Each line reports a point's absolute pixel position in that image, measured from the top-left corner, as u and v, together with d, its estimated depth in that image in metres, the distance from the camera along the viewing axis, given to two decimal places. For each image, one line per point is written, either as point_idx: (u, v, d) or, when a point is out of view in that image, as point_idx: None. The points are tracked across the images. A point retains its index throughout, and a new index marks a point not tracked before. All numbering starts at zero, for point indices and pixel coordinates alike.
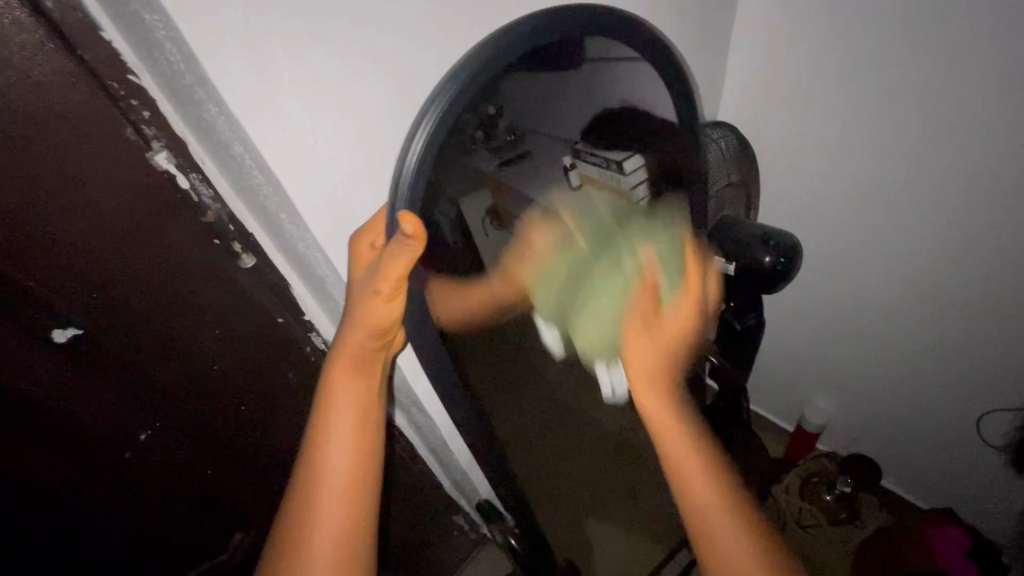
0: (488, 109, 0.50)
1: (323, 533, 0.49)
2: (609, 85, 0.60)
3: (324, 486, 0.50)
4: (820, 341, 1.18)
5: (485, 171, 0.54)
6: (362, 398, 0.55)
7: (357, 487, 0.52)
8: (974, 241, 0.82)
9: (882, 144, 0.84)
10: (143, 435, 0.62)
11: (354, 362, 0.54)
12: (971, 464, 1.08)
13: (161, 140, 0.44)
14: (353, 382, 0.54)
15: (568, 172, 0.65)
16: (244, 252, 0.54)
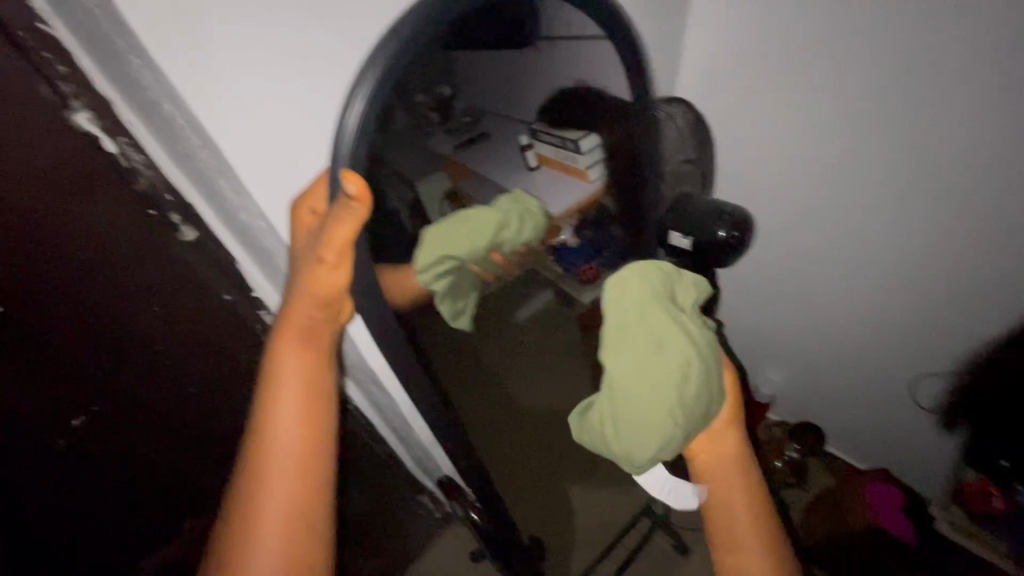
0: (444, 87, 0.60)
1: (274, 515, 0.49)
2: (557, 67, 0.74)
3: (271, 479, 0.49)
4: (769, 315, 1.23)
5: (445, 149, 0.67)
6: (309, 371, 0.53)
7: (308, 477, 0.51)
8: (906, 213, 0.86)
9: (826, 122, 0.88)
10: (77, 421, 0.58)
11: (300, 335, 0.52)
12: (903, 427, 1.15)
13: (80, 98, 0.41)
14: (297, 368, 0.52)
15: (525, 152, 0.82)
16: (183, 224, 0.51)
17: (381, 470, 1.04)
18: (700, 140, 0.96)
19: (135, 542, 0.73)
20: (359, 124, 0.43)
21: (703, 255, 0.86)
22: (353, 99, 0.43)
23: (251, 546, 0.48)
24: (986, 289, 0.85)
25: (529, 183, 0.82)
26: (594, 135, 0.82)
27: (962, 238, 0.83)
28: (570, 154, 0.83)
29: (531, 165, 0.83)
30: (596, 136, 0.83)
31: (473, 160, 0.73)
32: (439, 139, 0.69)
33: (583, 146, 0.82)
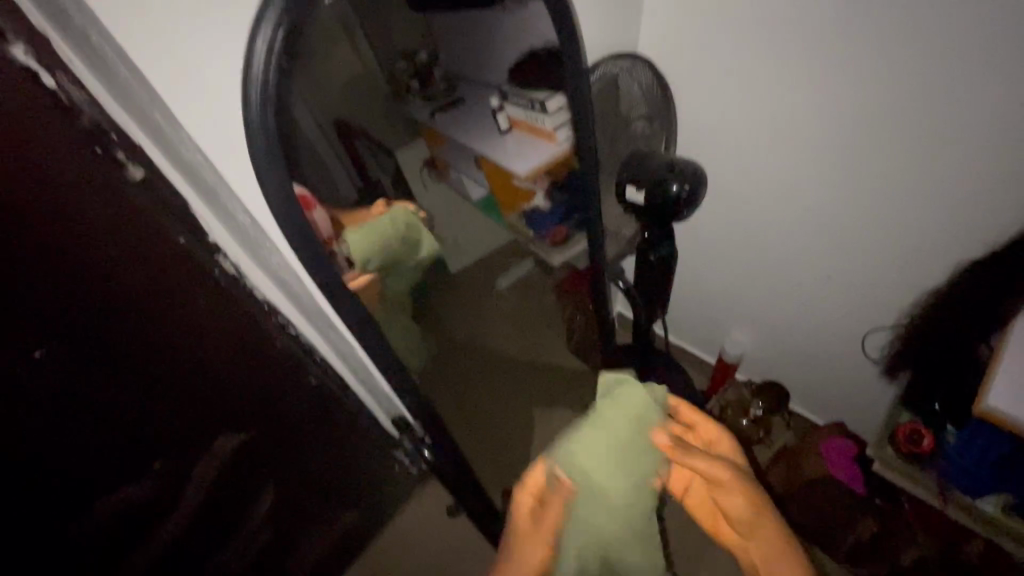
0: (421, 57, 0.72)
1: None
2: (518, 27, 0.80)
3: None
4: (734, 276, 1.26)
5: (421, 118, 0.77)
6: None
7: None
8: (858, 166, 0.88)
9: (776, 75, 0.90)
10: (40, 351, 0.52)
11: None
12: (858, 382, 1.19)
13: (16, 34, 0.42)
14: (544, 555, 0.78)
15: (496, 115, 0.92)
16: (130, 162, 0.54)
17: (352, 424, 1.07)
18: (659, 100, 0.98)
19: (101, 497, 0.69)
20: (266, 50, 0.47)
21: (656, 206, 0.88)
22: (262, 21, 0.46)
23: None
24: (933, 240, 0.87)
25: (501, 147, 0.93)
26: (560, 96, 0.88)
27: (910, 190, 0.85)
28: (536, 115, 0.90)
29: (501, 128, 0.93)
30: (562, 98, 0.89)
31: (447, 125, 0.83)
32: (417, 105, 0.75)
33: (549, 106, 0.89)
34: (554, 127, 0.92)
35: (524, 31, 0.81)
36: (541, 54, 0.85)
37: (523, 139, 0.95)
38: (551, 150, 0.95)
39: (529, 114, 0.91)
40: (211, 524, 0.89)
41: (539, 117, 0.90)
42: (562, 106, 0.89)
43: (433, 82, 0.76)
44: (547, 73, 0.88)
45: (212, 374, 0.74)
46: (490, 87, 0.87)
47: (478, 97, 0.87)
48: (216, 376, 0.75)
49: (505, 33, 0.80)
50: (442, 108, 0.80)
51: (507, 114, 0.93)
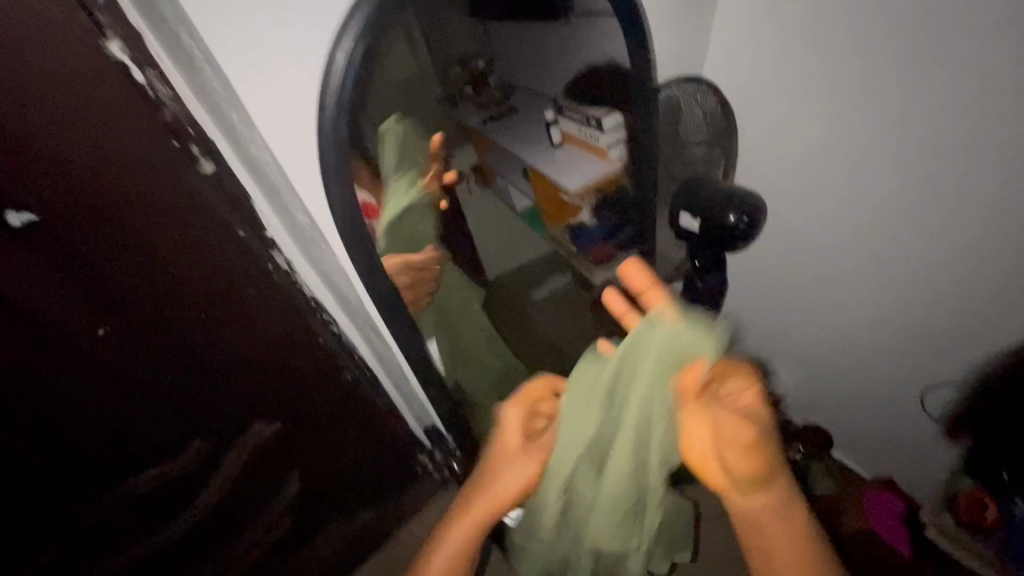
0: (479, 64, 0.71)
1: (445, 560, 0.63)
2: (589, 41, 0.78)
3: (438, 546, 0.64)
4: (783, 310, 1.20)
5: (473, 125, 0.77)
6: (524, 479, 0.62)
7: (451, 553, 0.63)
8: (936, 216, 0.81)
9: (851, 112, 0.85)
10: (102, 330, 0.60)
11: (512, 463, 0.62)
12: (908, 439, 1.10)
13: (114, 30, 0.45)
14: (471, 529, 0.63)
15: (550, 127, 0.90)
16: (202, 157, 0.56)
17: (380, 424, 1.07)
18: (721, 123, 0.94)
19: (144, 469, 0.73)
20: (346, 61, 0.49)
21: (713, 235, 0.85)
22: (344, 35, 0.48)
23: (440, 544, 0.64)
24: (1012, 303, 0.79)
25: (550, 159, 0.91)
26: (617, 114, 0.86)
27: (989, 248, 0.78)
28: (591, 132, 0.87)
29: (555, 141, 0.91)
30: (619, 116, 0.86)
31: (501, 134, 0.84)
32: (471, 111, 0.76)
33: (606, 123, 0.86)
34: (609, 145, 0.89)
35: (586, 46, 0.79)
36: (606, 75, 0.84)
37: (575, 154, 0.92)
38: (603, 167, 0.92)
39: (582, 129, 0.88)
40: (240, 503, 0.92)
41: (594, 133, 0.87)
42: (619, 124, 0.87)
43: (487, 93, 0.76)
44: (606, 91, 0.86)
45: (253, 361, 0.77)
46: (546, 98, 0.86)
47: (533, 109, 0.86)
48: (257, 365, 0.78)
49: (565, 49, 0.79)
50: (496, 116, 0.80)
51: (562, 127, 0.90)
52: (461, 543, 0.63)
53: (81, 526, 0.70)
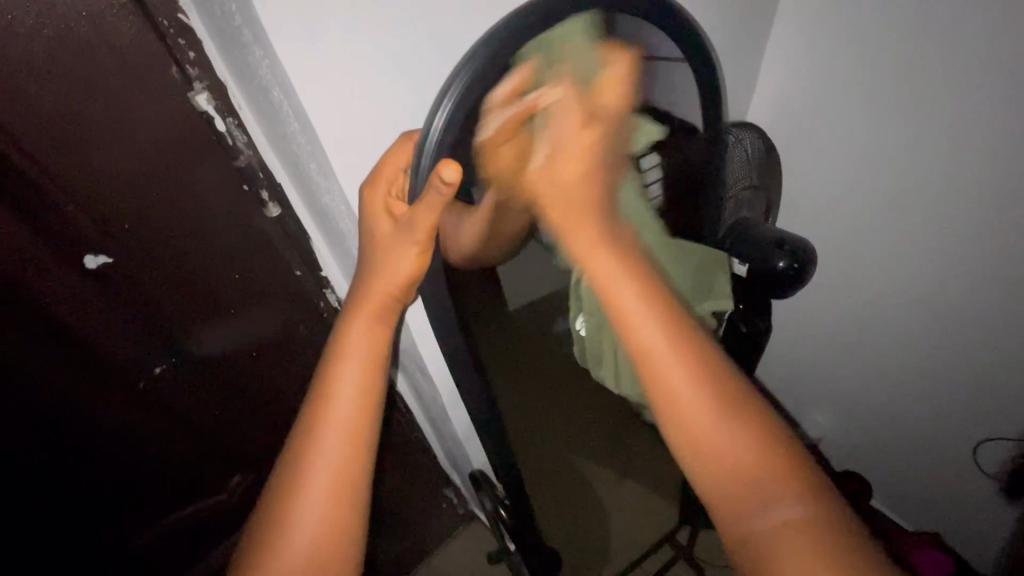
0: None
1: (336, 432, 0.45)
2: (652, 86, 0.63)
3: (341, 379, 0.46)
4: (822, 355, 1.14)
5: None
6: (372, 358, 0.47)
7: (356, 435, 0.45)
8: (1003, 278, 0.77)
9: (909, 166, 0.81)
10: (161, 366, 0.64)
11: (370, 315, 0.46)
12: (961, 489, 1.05)
13: (203, 81, 0.46)
14: (364, 369, 0.46)
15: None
16: (271, 201, 0.56)
17: (409, 458, 1.05)
18: (764, 165, 0.89)
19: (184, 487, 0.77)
20: (445, 126, 0.38)
21: (766, 282, 0.80)
22: (444, 95, 0.37)
23: (328, 398, 0.45)
24: None
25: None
26: None
27: None
28: None
29: None
30: None
31: None
32: None
33: None
34: None
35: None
36: None
37: None
38: None
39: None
40: None
41: None
42: None
43: None
44: None
45: (293, 398, 0.77)
46: None
47: None
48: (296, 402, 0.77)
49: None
50: None
51: None
52: (362, 374, 0.46)
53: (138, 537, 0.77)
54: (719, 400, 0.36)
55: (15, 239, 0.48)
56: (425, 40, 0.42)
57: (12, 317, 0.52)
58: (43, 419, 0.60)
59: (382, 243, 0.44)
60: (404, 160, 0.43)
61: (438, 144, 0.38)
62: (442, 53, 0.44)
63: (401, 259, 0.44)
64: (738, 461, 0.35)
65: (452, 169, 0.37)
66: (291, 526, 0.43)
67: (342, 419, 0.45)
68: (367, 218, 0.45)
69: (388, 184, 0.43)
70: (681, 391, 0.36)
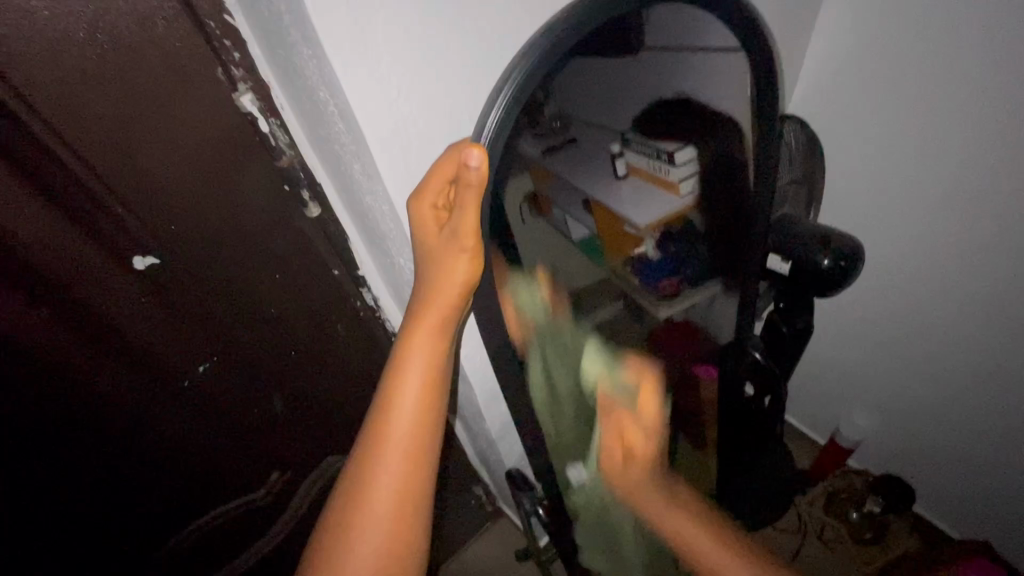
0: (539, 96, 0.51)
1: (396, 447, 0.45)
2: (669, 77, 0.65)
3: (402, 392, 0.46)
4: (864, 356, 1.10)
5: (530, 157, 0.55)
6: (430, 373, 0.47)
7: (418, 449, 0.46)
8: None
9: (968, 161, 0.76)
10: (202, 366, 0.65)
11: (432, 328, 0.46)
12: (1014, 500, 0.99)
13: (247, 82, 0.46)
14: (424, 382, 0.46)
15: (615, 162, 0.73)
16: (311, 201, 0.56)
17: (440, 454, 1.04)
18: (808, 161, 0.85)
19: (224, 483, 0.78)
20: (499, 121, 0.38)
21: (809, 279, 0.77)
22: (492, 99, 0.37)
23: (391, 415, 0.45)
24: None
25: (614, 193, 0.74)
26: (691, 148, 0.71)
27: None
28: (663, 167, 0.72)
29: (619, 174, 0.75)
30: (693, 149, 0.71)
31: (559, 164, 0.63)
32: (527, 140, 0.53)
33: (679, 158, 0.71)
34: (681, 179, 0.73)
35: (652, 74, 0.64)
36: (692, 108, 0.70)
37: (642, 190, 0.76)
38: (672, 203, 0.76)
39: (650, 163, 0.73)
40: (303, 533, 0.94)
41: (664, 167, 0.72)
42: (693, 158, 0.72)
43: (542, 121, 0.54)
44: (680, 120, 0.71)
45: (327, 395, 0.77)
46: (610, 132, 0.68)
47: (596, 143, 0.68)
48: (330, 399, 0.78)
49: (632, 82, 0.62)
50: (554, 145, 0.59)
51: (627, 160, 0.74)
52: (423, 388, 0.46)
53: (180, 533, 0.79)
54: None
55: (66, 243, 0.49)
56: (469, 35, 0.41)
57: (65, 317, 0.54)
58: (91, 417, 0.61)
59: (433, 251, 0.44)
60: (451, 173, 0.40)
61: (495, 132, 0.38)
62: (485, 47, 0.42)
63: (452, 269, 0.43)
64: None
65: (477, 152, 0.36)
66: (355, 537, 0.43)
67: (404, 435, 0.45)
68: (416, 230, 0.44)
69: (430, 197, 0.41)
70: None
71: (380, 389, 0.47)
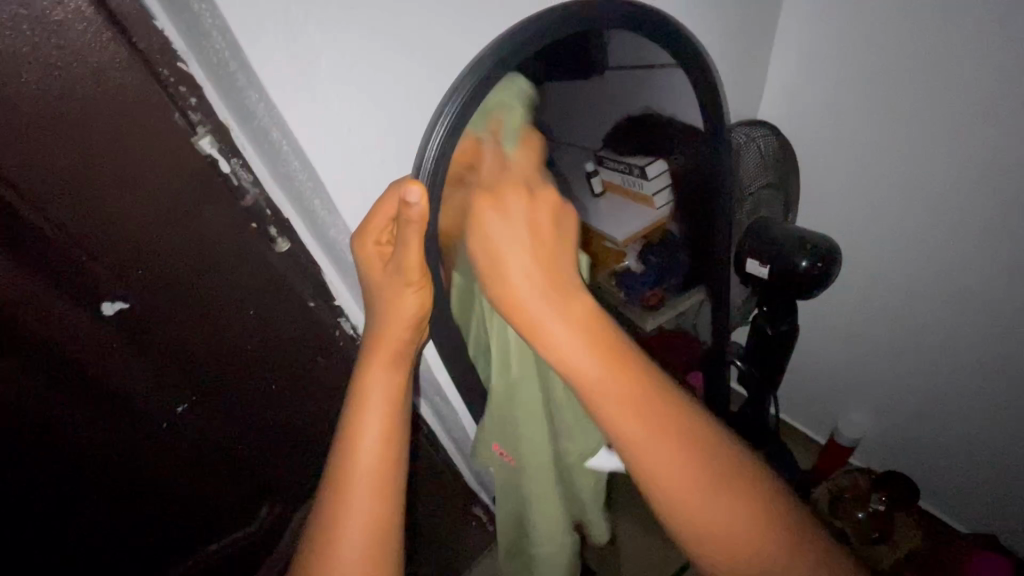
0: (513, 119, 0.50)
1: (362, 485, 0.45)
2: (641, 94, 0.63)
3: (364, 428, 0.47)
4: (854, 353, 1.10)
5: None
6: (391, 402, 0.48)
7: (385, 487, 0.46)
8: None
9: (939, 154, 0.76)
10: (180, 407, 0.65)
11: (387, 358, 0.49)
12: (1013, 486, 0.99)
13: (205, 125, 0.46)
14: (387, 413, 0.48)
15: (591, 178, 0.70)
16: (279, 236, 0.56)
17: (433, 481, 1.03)
18: (782, 167, 0.85)
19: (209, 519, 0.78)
20: (439, 154, 0.43)
21: (786, 284, 0.77)
22: (436, 127, 0.42)
23: (352, 453, 0.46)
24: None
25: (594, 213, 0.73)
26: (662, 162, 0.72)
27: None
28: (636, 181, 0.73)
29: (596, 191, 0.73)
30: (664, 164, 0.72)
31: None
32: None
33: (651, 172, 0.72)
34: (656, 192, 0.74)
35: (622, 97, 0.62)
36: (660, 122, 0.69)
37: (617, 205, 0.75)
38: (647, 216, 0.77)
39: (624, 180, 0.73)
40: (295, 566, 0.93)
41: (639, 181, 0.72)
42: (665, 171, 0.73)
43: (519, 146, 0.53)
44: (653, 133, 0.70)
45: (311, 427, 0.77)
46: (585, 151, 0.66)
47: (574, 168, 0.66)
48: (313, 431, 0.78)
49: (603, 96, 0.61)
50: None
51: (603, 177, 0.72)
52: (383, 424, 0.47)
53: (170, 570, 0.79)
54: (688, 451, 0.40)
55: (32, 296, 0.50)
56: (416, 62, 0.42)
57: (38, 364, 0.55)
58: (71, 456, 0.62)
59: (380, 288, 0.47)
60: (392, 213, 0.43)
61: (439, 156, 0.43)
62: (435, 76, 0.43)
63: (402, 301, 0.47)
64: (735, 532, 0.39)
65: (417, 190, 0.39)
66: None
67: (371, 470, 0.46)
68: (362, 264, 0.46)
69: (374, 233, 0.44)
70: (665, 468, 0.39)
71: (342, 427, 0.48)
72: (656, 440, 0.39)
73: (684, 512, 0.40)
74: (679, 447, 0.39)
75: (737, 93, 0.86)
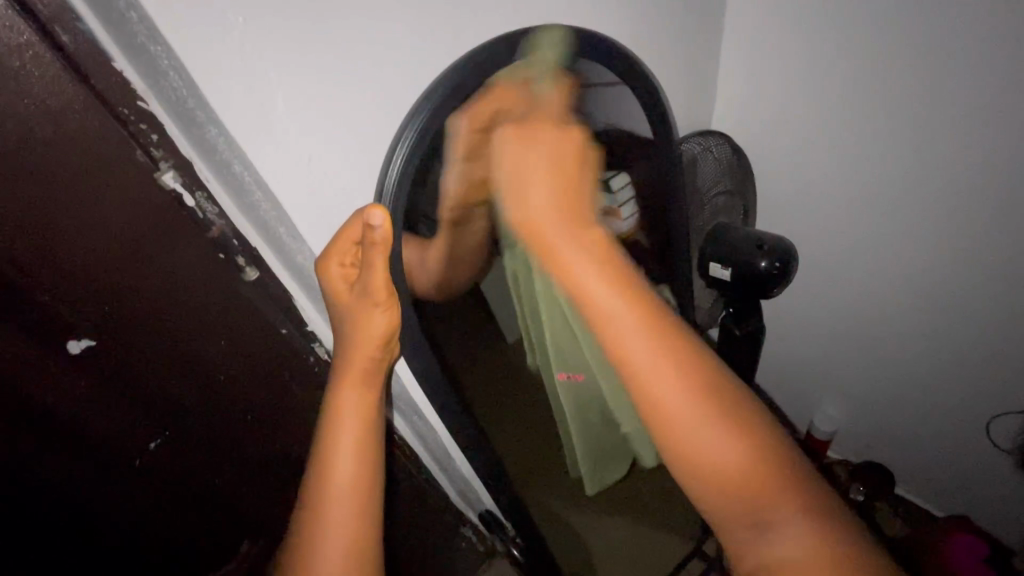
0: None
1: (341, 501, 0.48)
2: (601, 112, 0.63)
3: (339, 447, 0.49)
4: (822, 349, 1.14)
5: None
6: (365, 420, 0.51)
7: (361, 502, 0.49)
8: (977, 249, 0.79)
9: (879, 155, 0.82)
10: (154, 442, 0.65)
11: (359, 379, 0.51)
12: (978, 465, 1.04)
13: (167, 160, 0.47)
14: (361, 430, 0.51)
15: None
16: (247, 265, 0.56)
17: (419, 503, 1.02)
18: (737, 175, 0.89)
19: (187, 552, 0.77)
20: (401, 167, 0.44)
21: (748, 284, 0.80)
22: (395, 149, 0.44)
23: (329, 471, 0.49)
24: None
25: None
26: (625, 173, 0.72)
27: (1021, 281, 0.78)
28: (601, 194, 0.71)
29: None
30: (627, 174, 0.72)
31: None
32: None
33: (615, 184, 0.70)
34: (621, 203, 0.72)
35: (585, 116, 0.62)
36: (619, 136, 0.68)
37: None
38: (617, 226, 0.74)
39: None
40: None
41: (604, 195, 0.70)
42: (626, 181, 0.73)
43: None
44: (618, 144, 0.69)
45: (289, 454, 0.77)
46: None
47: None
48: (291, 457, 0.77)
49: None
50: None
51: None
52: (357, 442, 0.50)
53: None
54: (720, 419, 0.40)
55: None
56: (372, 93, 0.44)
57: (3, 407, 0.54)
58: (42, 497, 0.61)
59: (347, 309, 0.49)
60: (357, 235, 0.45)
61: (400, 175, 0.45)
62: (393, 104, 0.45)
63: (371, 321, 0.48)
64: (728, 463, 0.39)
65: (378, 213, 0.40)
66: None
67: (349, 487, 0.49)
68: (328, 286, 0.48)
69: (339, 255, 0.46)
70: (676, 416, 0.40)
71: (318, 447, 0.50)
72: (692, 408, 0.40)
73: (672, 439, 0.41)
74: (688, 375, 0.41)
75: (691, 106, 0.90)
